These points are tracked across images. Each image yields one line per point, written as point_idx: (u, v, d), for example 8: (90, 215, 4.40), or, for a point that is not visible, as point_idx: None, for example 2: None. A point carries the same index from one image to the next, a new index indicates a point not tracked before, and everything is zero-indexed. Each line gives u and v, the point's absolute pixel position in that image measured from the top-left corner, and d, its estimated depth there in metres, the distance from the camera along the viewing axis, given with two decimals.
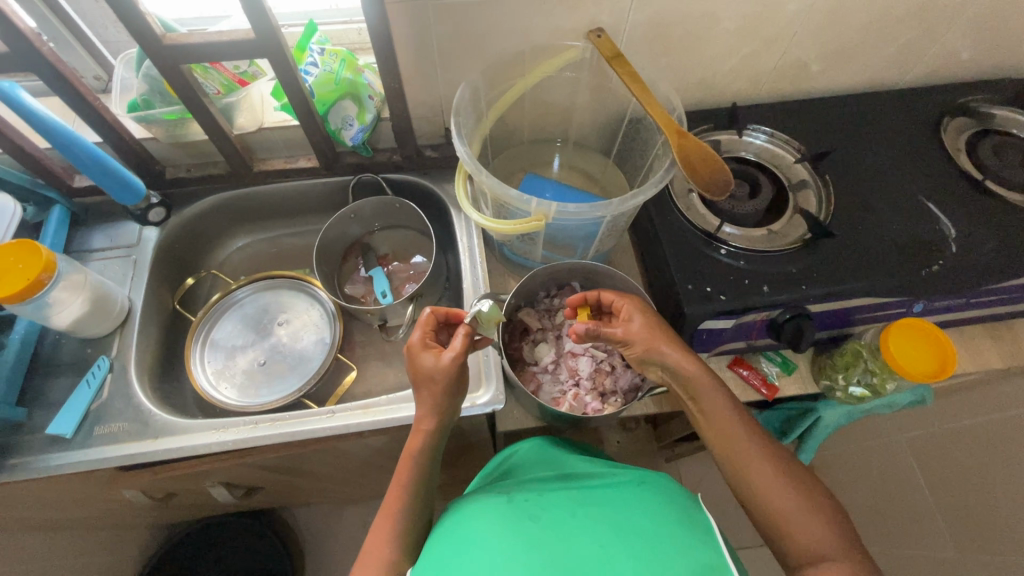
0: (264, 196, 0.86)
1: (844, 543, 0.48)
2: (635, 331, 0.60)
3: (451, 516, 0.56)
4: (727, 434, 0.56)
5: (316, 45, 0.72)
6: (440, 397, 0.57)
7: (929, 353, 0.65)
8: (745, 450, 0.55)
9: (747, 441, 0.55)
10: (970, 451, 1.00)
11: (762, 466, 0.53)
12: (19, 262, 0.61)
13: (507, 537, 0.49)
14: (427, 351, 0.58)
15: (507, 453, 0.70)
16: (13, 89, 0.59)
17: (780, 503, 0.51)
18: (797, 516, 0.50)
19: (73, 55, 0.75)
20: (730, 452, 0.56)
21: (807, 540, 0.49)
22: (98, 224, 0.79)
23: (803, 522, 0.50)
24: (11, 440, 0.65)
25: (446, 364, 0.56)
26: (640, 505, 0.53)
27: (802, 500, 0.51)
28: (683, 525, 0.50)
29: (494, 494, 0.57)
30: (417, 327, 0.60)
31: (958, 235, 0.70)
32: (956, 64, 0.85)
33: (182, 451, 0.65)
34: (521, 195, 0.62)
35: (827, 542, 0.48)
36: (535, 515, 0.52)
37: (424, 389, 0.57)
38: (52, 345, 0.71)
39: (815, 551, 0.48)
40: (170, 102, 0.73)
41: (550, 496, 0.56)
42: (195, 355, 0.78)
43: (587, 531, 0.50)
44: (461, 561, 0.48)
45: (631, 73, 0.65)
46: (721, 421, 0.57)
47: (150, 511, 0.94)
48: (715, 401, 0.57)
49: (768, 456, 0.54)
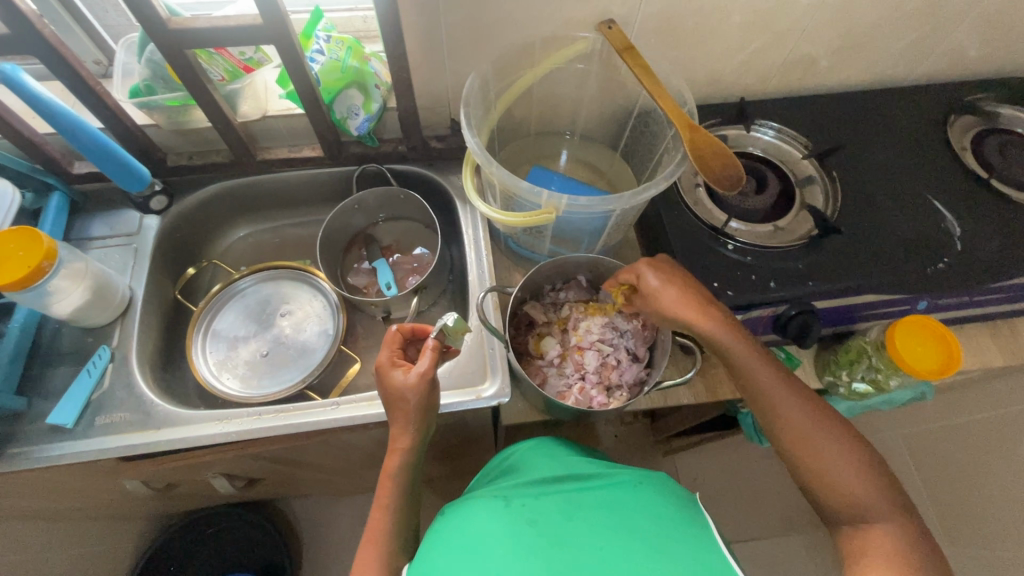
0: (266, 185, 0.84)
1: (886, 500, 0.50)
2: (662, 299, 0.60)
3: (446, 520, 0.56)
4: (765, 389, 0.57)
5: (322, 32, 0.72)
6: (414, 414, 0.56)
7: (933, 349, 0.65)
8: (782, 406, 0.56)
9: (784, 396, 0.56)
10: (969, 449, 1.01)
11: (804, 424, 0.54)
12: (20, 250, 0.60)
13: (505, 542, 0.49)
14: (396, 368, 0.58)
15: (506, 454, 0.70)
16: (15, 71, 0.57)
17: (821, 463, 0.53)
18: (840, 473, 0.52)
19: (74, 39, 0.74)
20: (767, 407, 0.57)
21: (849, 497, 0.51)
22: (98, 212, 0.78)
23: (845, 479, 0.51)
24: (11, 430, 0.64)
25: (413, 381, 0.56)
26: (639, 507, 0.53)
27: (846, 459, 0.52)
28: (682, 528, 0.51)
29: (491, 497, 0.56)
30: (383, 347, 0.60)
31: (963, 232, 0.70)
32: (963, 62, 0.85)
33: (184, 442, 0.64)
34: (531, 187, 0.61)
35: (869, 499, 0.50)
36: (533, 520, 0.52)
37: (396, 408, 0.57)
38: (52, 334, 0.70)
39: (855, 506, 0.51)
40: (172, 88, 0.71)
41: (547, 500, 0.55)
42: (196, 345, 0.78)
43: (584, 536, 0.49)
44: (456, 565, 0.48)
45: (642, 64, 0.65)
46: (756, 377, 0.57)
47: (147, 501, 0.94)
48: (748, 358, 0.58)
49: (810, 413, 0.55)
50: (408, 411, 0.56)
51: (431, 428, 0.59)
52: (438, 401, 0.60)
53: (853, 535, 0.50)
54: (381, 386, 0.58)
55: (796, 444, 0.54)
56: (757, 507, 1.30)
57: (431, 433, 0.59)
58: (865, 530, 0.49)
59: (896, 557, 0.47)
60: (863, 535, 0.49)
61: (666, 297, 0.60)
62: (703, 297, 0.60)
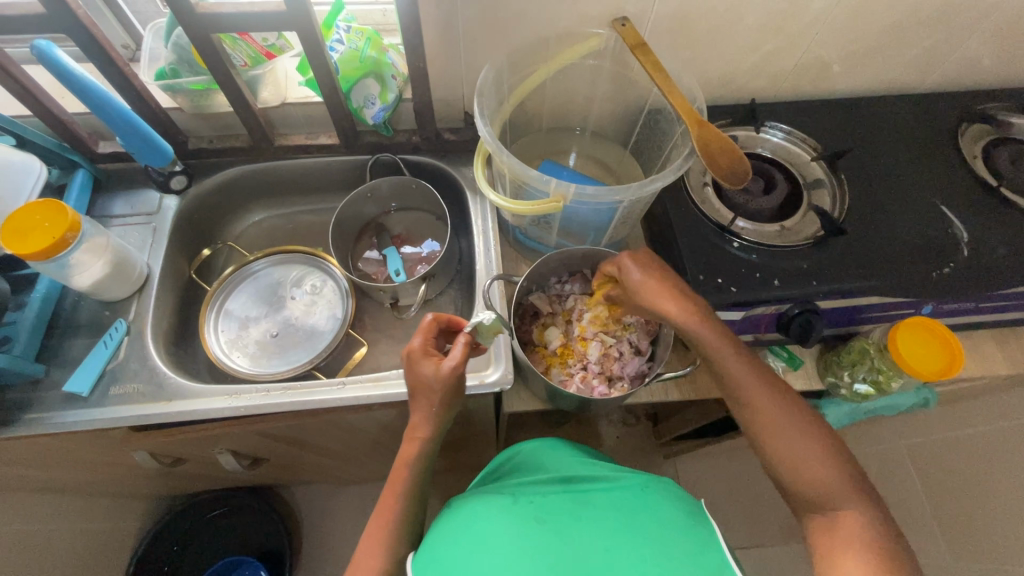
0: (282, 171, 0.86)
1: (853, 490, 0.51)
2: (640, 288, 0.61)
3: (451, 515, 0.56)
4: (740, 385, 0.57)
5: (343, 23, 0.74)
6: (439, 405, 0.58)
7: (938, 353, 0.66)
8: (758, 401, 0.56)
9: (760, 392, 0.56)
10: (973, 461, 1.00)
11: (772, 411, 0.55)
12: (45, 221, 0.62)
13: (510, 537, 0.50)
14: (426, 358, 0.58)
15: (511, 453, 0.71)
16: (50, 48, 0.59)
17: (788, 451, 0.53)
18: (806, 462, 0.52)
19: (104, 22, 0.76)
20: (745, 403, 0.57)
21: (816, 486, 0.52)
22: (120, 191, 0.81)
23: (812, 469, 0.52)
24: (30, 396, 0.66)
25: (450, 368, 0.57)
26: (644, 510, 0.54)
27: (814, 446, 0.53)
28: (688, 528, 0.51)
29: (499, 494, 0.57)
30: (419, 333, 0.60)
31: (970, 238, 0.70)
32: (976, 70, 0.85)
33: (194, 414, 0.66)
34: (540, 175, 0.63)
35: (838, 489, 0.51)
36: (541, 519, 0.52)
37: (421, 397, 0.58)
38: (71, 306, 0.73)
39: (826, 499, 0.51)
40: (197, 72, 0.74)
41: (553, 499, 0.56)
42: (208, 323, 0.80)
43: (591, 536, 0.50)
44: (463, 559, 0.49)
45: (654, 62, 0.66)
46: (733, 373, 0.57)
47: (154, 478, 0.95)
48: (727, 355, 0.57)
49: (780, 403, 0.56)
50: (439, 398, 0.57)
51: (452, 419, 0.61)
52: (462, 393, 0.61)
53: (825, 528, 0.50)
54: (409, 373, 0.59)
55: (765, 431, 0.55)
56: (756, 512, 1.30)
57: (449, 425, 0.61)
58: (838, 524, 0.49)
59: (861, 546, 0.47)
60: (832, 525, 0.50)
61: (643, 291, 0.61)
62: (679, 288, 0.60)
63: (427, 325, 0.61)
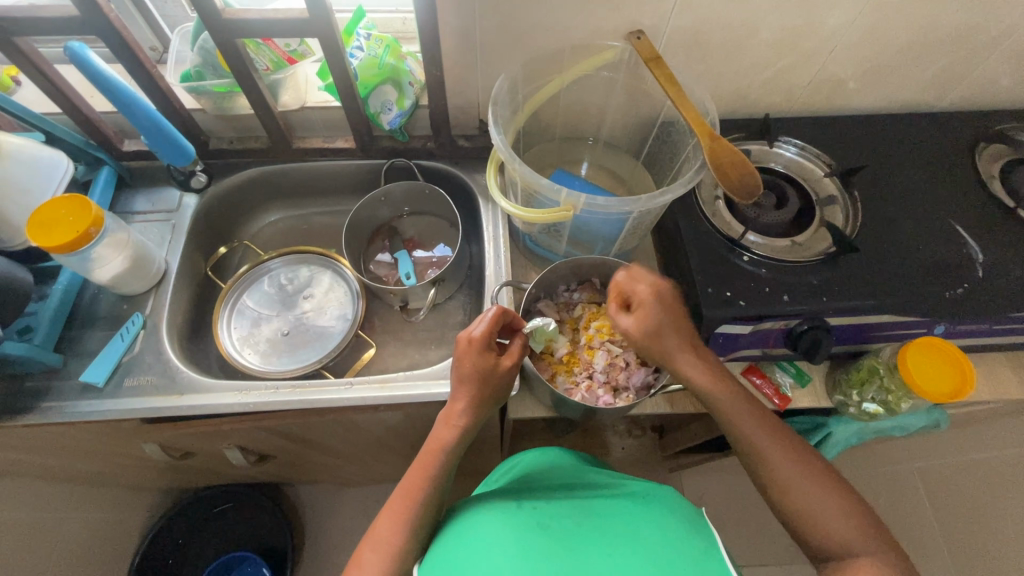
0: (299, 174, 0.88)
1: (871, 539, 0.51)
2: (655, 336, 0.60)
3: (456, 521, 0.56)
4: (749, 436, 0.57)
5: (364, 30, 0.76)
6: (490, 398, 0.61)
7: (948, 371, 0.65)
8: (770, 452, 0.56)
9: (770, 444, 0.56)
10: (985, 486, 0.98)
11: (786, 464, 0.55)
12: (70, 215, 0.63)
13: (516, 543, 0.49)
14: (488, 352, 0.60)
15: (512, 463, 0.71)
16: (82, 49, 0.61)
17: (805, 504, 0.53)
18: (822, 514, 0.53)
19: (134, 25, 0.79)
20: (754, 453, 0.57)
21: (835, 537, 0.52)
22: (142, 188, 0.83)
23: (828, 520, 0.52)
24: (47, 385, 0.68)
25: (507, 368, 0.61)
26: (646, 516, 0.54)
27: (829, 497, 0.53)
28: (687, 536, 0.51)
29: (503, 498, 0.57)
30: (480, 322, 0.61)
31: (984, 259, 0.69)
32: (995, 90, 0.84)
33: (205, 408, 0.68)
34: (551, 184, 0.63)
35: (857, 539, 0.51)
36: (544, 524, 0.52)
37: (475, 390, 0.60)
38: (90, 299, 0.75)
39: (843, 546, 0.51)
40: (221, 75, 0.76)
41: (557, 505, 0.56)
42: (222, 320, 0.81)
43: (595, 543, 0.50)
44: (470, 566, 0.48)
45: (668, 75, 0.67)
46: (742, 427, 0.58)
47: (162, 470, 0.97)
48: (732, 406, 0.58)
49: (792, 455, 0.56)
50: (490, 392, 0.60)
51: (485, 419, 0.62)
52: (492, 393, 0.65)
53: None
54: (466, 365, 0.59)
55: (780, 486, 0.55)
56: (762, 530, 1.29)
57: (481, 422, 0.62)
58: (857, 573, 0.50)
59: None
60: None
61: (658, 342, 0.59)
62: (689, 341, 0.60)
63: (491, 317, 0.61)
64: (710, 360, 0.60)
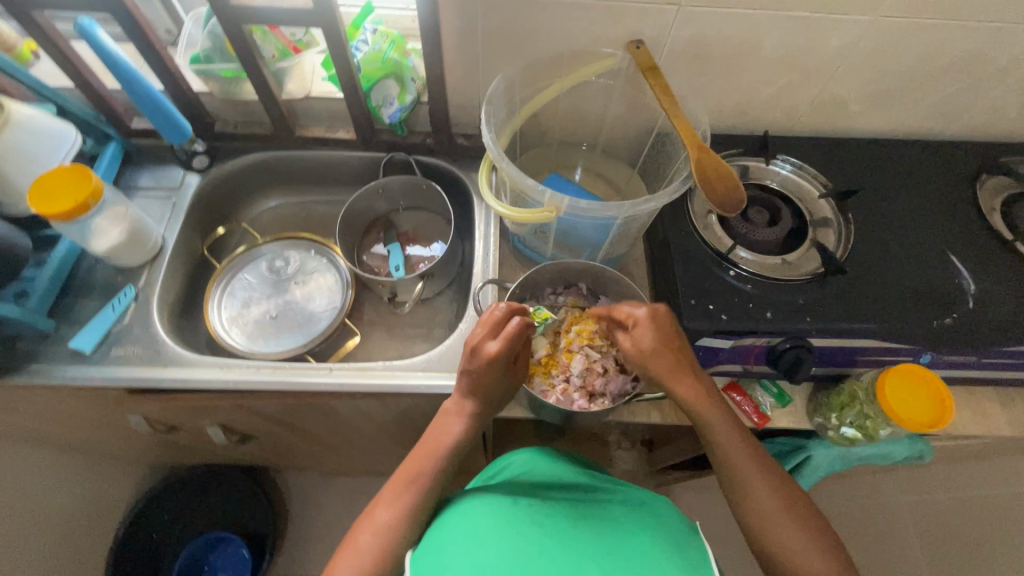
0: (301, 161, 0.90)
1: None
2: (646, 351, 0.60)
3: (451, 512, 0.56)
4: (733, 463, 0.58)
5: (370, 25, 0.78)
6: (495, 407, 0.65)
7: (927, 401, 0.64)
8: (751, 481, 0.57)
9: (752, 472, 0.57)
10: (973, 524, 0.96)
11: (767, 494, 0.56)
12: (70, 185, 0.65)
13: (507, 538, 0.49)
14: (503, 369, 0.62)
15: (505, 463, 0.70)
16: (91, 26, 0.63)
17: (781, 539, 0.54)
18: (798, 548, 0.53)
19: (150, 7, 0.82)
20: (736, 480, 0.57)
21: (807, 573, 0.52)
22: (147, 165, 0.85)
23: (803, 556, 0.52)
24: (38, 348, 0.70)
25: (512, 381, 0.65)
26: (640, 525, 0.53)
27: (806, 534, 0.54)
28: (681, 550, 0.50)
29: (500, 494, 0.57)
30: (500, 338, 0.60)
31: (976, 290, 0.69)
32: (1003, 122, 0.83)
33: (185, 382, 0.69)
34: (536, 185, 0.64)
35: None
36: (538, 523, 0.51)
37: (486, 403, 0.63)
38: (87, 269, 0.77)
39: None
40: (229, 60, 0.78)
41: (553, 506, 0.55)
42: (213, 299, 0.83)
43: (588, 545, 0.49)
44: (461, 561, 0.48)
45: (663, 85, 0.67)
46: (729, 453, 0.58)
47: (148, 443, 0.99)
48: (717, 421, 0.59)
49: (773, 486, 0.56)
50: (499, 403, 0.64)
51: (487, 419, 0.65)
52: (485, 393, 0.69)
53: None
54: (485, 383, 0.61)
55: (757, 515, 0.55)
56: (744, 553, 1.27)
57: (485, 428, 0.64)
58: None
59: None
60: None
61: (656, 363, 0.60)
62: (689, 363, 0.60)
63: (517, 335, 0.60)
64: (705, 381, 0.61)
